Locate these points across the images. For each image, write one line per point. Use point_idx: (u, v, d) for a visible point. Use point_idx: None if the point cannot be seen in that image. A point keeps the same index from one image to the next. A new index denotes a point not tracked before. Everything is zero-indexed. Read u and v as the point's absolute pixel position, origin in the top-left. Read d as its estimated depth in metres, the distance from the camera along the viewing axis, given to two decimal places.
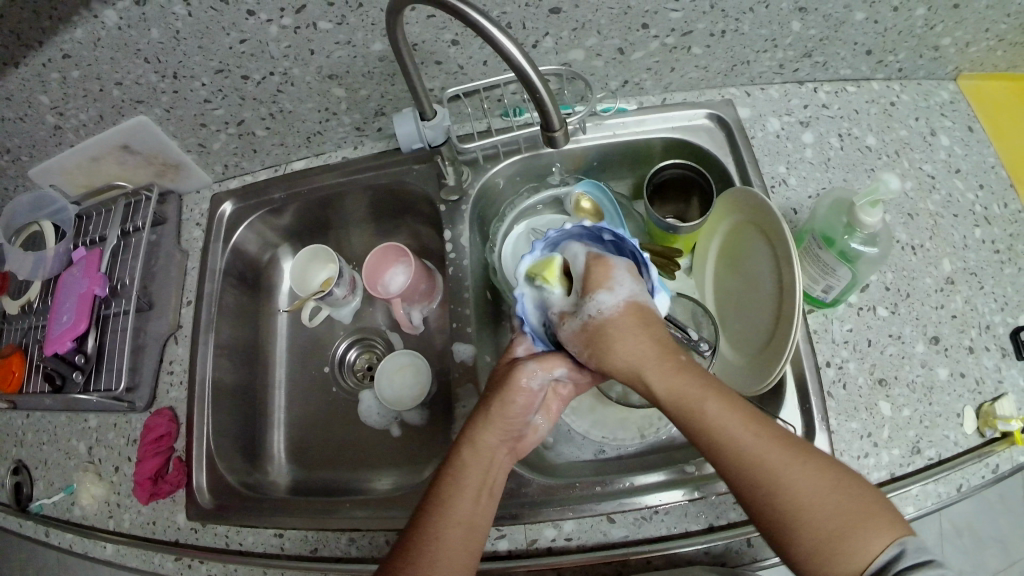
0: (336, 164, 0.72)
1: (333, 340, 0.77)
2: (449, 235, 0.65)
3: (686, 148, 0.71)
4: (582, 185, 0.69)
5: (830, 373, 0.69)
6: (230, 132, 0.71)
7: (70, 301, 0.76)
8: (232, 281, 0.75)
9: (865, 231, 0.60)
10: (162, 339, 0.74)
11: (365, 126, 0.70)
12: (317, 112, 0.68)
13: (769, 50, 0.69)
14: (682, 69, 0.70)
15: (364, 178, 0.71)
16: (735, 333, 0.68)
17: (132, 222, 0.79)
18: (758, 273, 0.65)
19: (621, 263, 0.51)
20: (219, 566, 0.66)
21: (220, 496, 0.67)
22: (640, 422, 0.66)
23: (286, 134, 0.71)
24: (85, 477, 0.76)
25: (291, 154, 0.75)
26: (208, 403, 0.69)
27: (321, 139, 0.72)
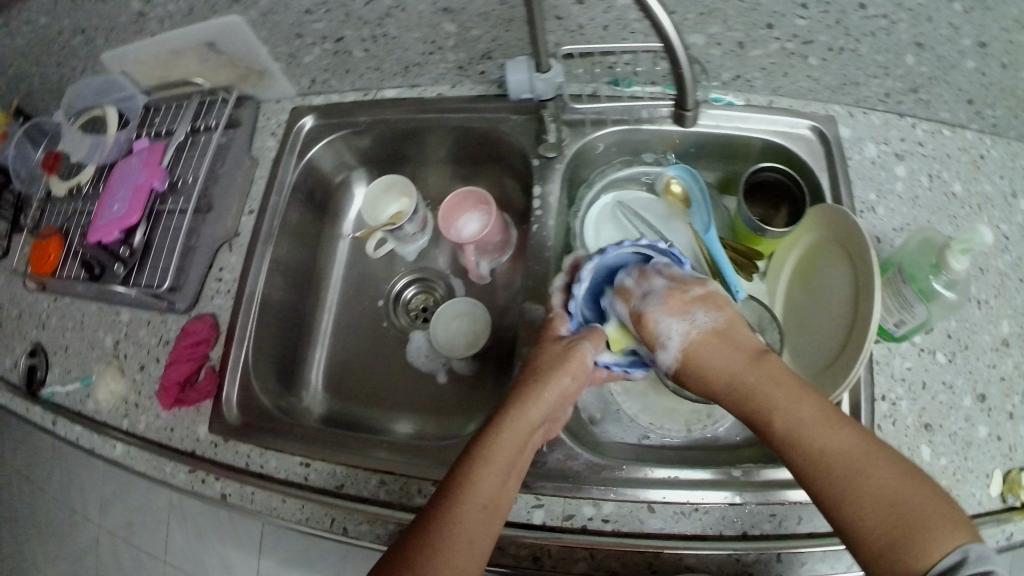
0: (428, 100, 0.70)
1: (393, 276, 0.76)
2: (538, 191, 0.65)
3: (781, 153, 0.71)
4: (674, 168, 0.67)
5: (882, 407, 0.68)
6: (326, 48, 0.66)
7: (124, 192, 0.74)
8: (300, 196, 0.73)
9: (951, 275, 0.59)
10: (216, 245, 0.72)
11: (467, 67, 0.67)
12: (421, 44, 0.64)
13: (878, 77, 0.66)
14: (793, 76, 0.69)
15: (452, 120, 0.70)
16: (799, 347, 0.69)
17: (202, 121, 0.76)
18: (834, 287, 0.65)
19: (658, 307, 0.52)
20: (235, 487, 0.63)
21: (250, 416, 0.65)
22: (688, 416, 0.66)
23: (385, 60, 0.67)
24: (106, 372, 0.74)
25: (385, 80, 0.71)
26: (254, 319, 0.67)
27: (418, 71, 0.69)
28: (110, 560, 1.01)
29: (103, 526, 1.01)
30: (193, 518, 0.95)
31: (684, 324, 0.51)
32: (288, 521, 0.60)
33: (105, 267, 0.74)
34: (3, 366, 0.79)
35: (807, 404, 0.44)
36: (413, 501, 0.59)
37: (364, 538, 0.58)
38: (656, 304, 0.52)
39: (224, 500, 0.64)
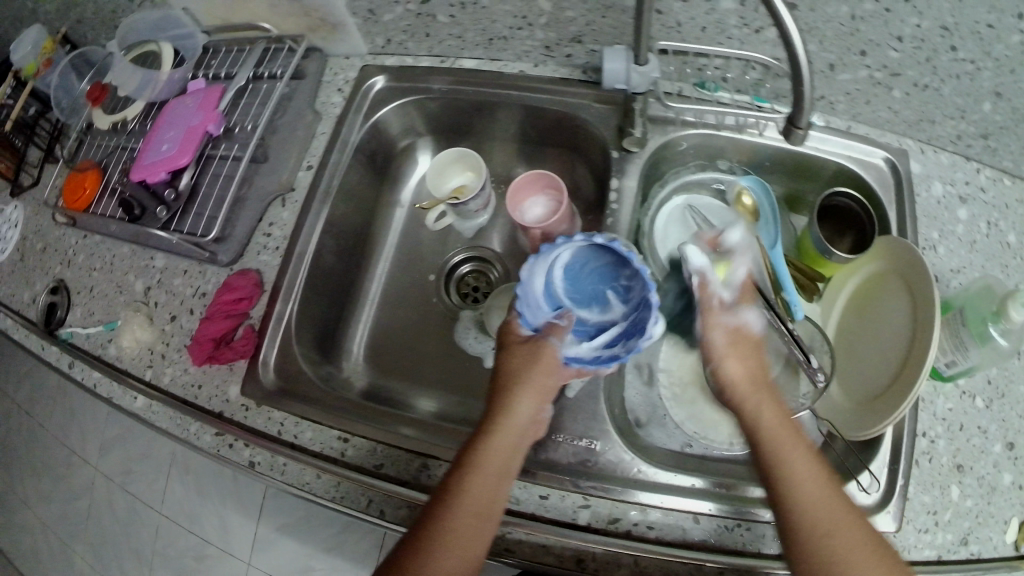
0: (509, 77, 0.68)
1: (449, 251, 0.74)
2: (617, 184, 0.63)
3: (852, 178, 0.71)
4: (747, 179, 0.67)
5: (921, 443, 0.69)
6: (409, 7, 0.64)
7: (176, 131, 0.70)
8: (362, 157, 0.71)
9: (1010, 325, 0.59)
10: (268, 198, 0.69)
11: (555, 48, 0.65)
12: (512, 18, 0.62)
13: (952, 119, 0.66)
14: (873, 105, 0.69)
15: (530, 99, 0.68)
16: (848, 373, 0.69)
17: (266, 68, 0.73)
18: (890, 320, 0.66)
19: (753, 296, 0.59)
20: (266, 456, 0.59)
21: (287, 380, 0.62)
22: (733, 430, 0.64)
23: (468, 29, 0.65)
24: (133, 318, 0.70)
25: (465, 50, 0.69)
26: (303, 279, 0.65)
27: (502, 46, 0.67)
28: (106, 505, 1.10)
29: (101, 470, 1.11)
30: (195, 475, 1.02)
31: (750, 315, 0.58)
32: (320, 499, 0.56)
33: (147, 208, 0.69)
34: (20, 298, 0.75)
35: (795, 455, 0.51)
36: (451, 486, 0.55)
37: (403, 523, 0.54)
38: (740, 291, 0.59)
39: (252, 468, 0.59)
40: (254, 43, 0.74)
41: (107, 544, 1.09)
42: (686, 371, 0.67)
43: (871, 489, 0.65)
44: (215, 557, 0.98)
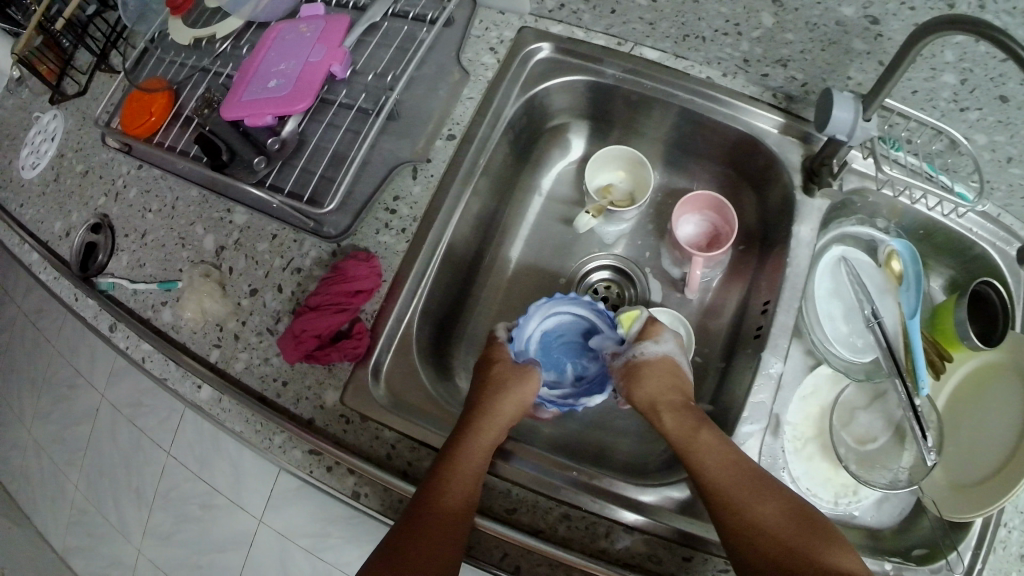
0: (693, 84, 0.59)
1: (587, 254, 0.67)
2: (797, 231, 0.56)
3: (989, 266, 0.66)
4: (899, 244, 0.65)
5: (999, 532, 0.60)
6: None
7: (286, 64, 0.57)
8: (511, 135, 0.62)
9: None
10: (393, 163, 0.57)
11: (753, 64, 0.56)
12: (722, 21, 0.53)
13: None
14: None
15: (705, 115, 0.60)
16: (954, 454, 0.65)
17: (406, 5, 0.60)
18: (1005, 414, 0.63)
19: (656, 356, 0.55)
20: (373, 486, 0.50)
21: (397, 393, 0.53)
22: (838, 488, 0.63)
23: (665, 17, 0.56)
24: (198, 283, 0.57)
25: (651, 38, 0.59)
26: (436, 270, 0.56)
27: (695, 45, 0.58)
28: (75, 445, 0.93)
29: (108, 397, 0.89)
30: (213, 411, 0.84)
31: (654, 348, 0.56)
32: None
33: (237, 154, 0.56)
34: (61, 229, 0.65)
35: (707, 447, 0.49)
36: (594, 544, 0.49)
37: None
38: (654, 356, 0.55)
39: (355, 500, 0.50)
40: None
41: (78, 492, 0.94)
42: (807, 425, 0.64)
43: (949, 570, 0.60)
44: (223, 509, 0.78)
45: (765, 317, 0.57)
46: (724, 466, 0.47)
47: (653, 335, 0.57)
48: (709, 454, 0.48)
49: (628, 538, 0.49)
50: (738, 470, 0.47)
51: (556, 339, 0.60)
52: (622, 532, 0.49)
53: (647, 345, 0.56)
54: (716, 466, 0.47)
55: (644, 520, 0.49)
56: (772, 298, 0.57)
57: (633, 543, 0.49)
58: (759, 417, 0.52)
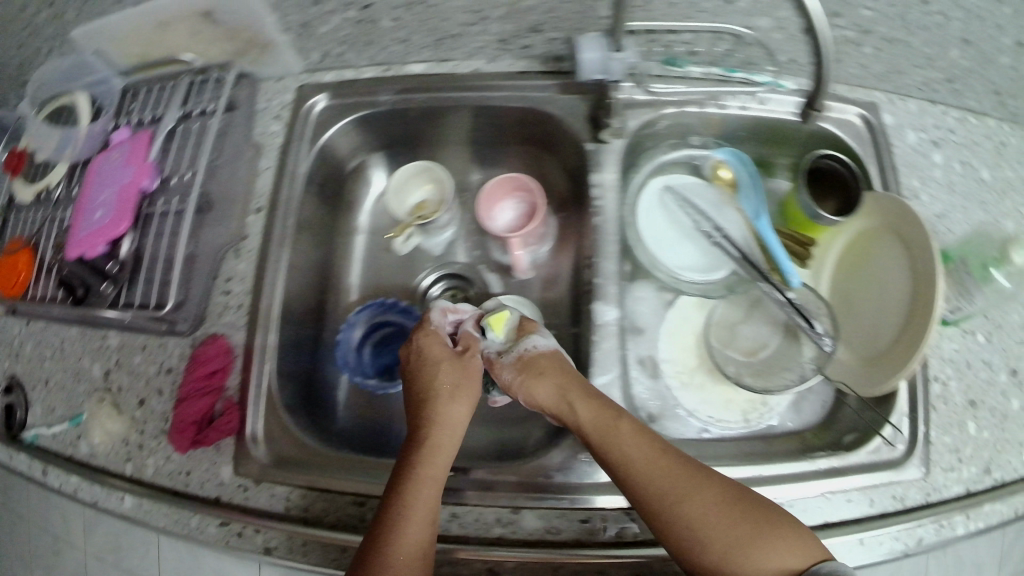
0: (459, 77, 0.64)
1: (420, 270, 0.71)
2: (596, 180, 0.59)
3: (831, 138, 0.71)
4: (723, 153, 0.69)
5: (934, 388, 0.69)
6: (348, 16, 0.59)
7: (105, 194, 0.64)
8: (314, 189, 0.67)
9: (1015, 268, 0.61)
10: (218, 253, 0.65)
11: (510, 40, 0.59)
12: (463, 13, 0.57)
13: (921, 67, 0.70)
14: (845, 62, 0.71)
15: (484, 98, 0.63)
16: (850, 331, 0.67)
17: (195, 104, 0.67)
18: (886, 278, 0.65)
19: (545, 351, 0.57)
20: (282, 538, 0.54)
21: (277, 450, 0.58)
22: (744, 406, 0.66)
23: (415, 30, 0.60)
24: (98, 411, 0.64)
25: (410, 56, 0.64)
26: (275, 333, 0.62)
27: (452, 45, 0.62)
28: None
29: None
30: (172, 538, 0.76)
31: (542, 343, 0.58)
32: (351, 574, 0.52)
33: (90, 287, 0.63)
34: None
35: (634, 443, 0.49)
36: (490, 532, 0.51)
37: None
38: (542, 350, 0.58)
39: (269, 556, 0.54)
40: (177, 78, 0.69)
41: None
42: (688, 357, 0.68)
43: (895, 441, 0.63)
44: None
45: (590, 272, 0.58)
46: (650, 456, 0.48)
47: (529, 332, 0.59)
48: (633, 447, 0.49)
49: (520, 517, 0.52)
50: (665, 458, 0.48)
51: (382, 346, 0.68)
52: (513, 512, 0.52)
53: (533, 338, 0.59)
54: (646, 461, 0.48)
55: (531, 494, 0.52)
56: (592, 250, 0.59)
57: (525, 518, 0.51)
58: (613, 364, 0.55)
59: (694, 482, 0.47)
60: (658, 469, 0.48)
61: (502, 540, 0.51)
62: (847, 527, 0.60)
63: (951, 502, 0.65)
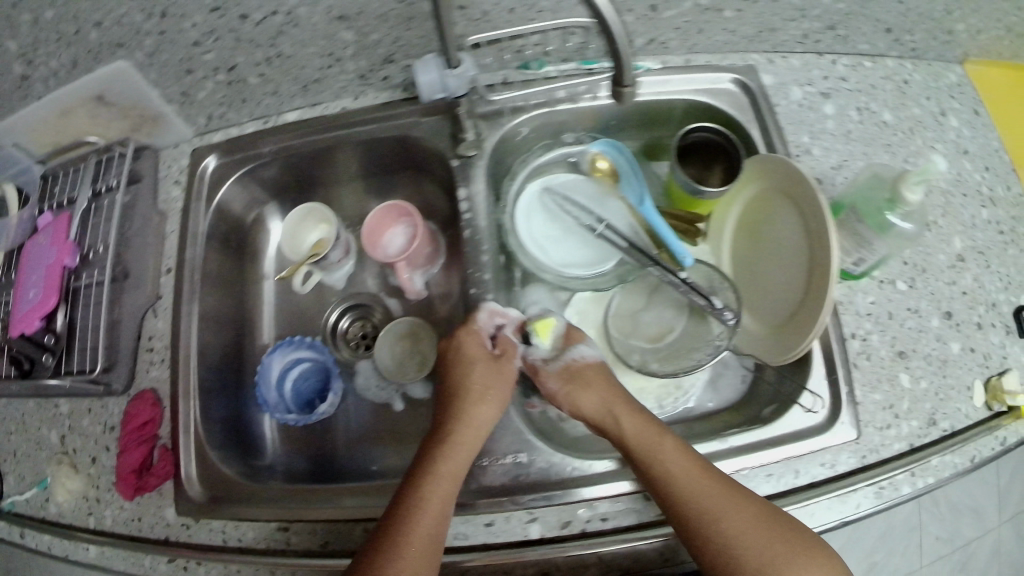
0: (332, 117, 0.76)
1: (325, 309, 0.83)
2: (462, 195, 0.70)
3: (712, 110, 0.76)
4: (599, 145, 0.76)
5: (854, 346, 0.68)
6: (218, 79, 0.71)
7: (35, 275, 0.70)
8: (215, 245, 0.78)
9: (907, 206, 0.59)
10: (139, 313, 0.74)
11: (369, 74, 0.72)
12: (319, 58, 0.69)
13: (795, 19, 0.72)
14: (708, 32, 0.73)
15: (363, 131, 0.75)
16: (756, 301, 0.72)
17: (103, 181, 0.76)
18: (781, 241, 0.69)
19: (598, 364, 0.69)
20: (220, 568, 0.65)
21: (214, 488, 0.68)
22: (658, 393, 0.73)
23: (281, 81, 0.72)
24: (59, 471, 0.70)
25: (283, 104, 0.77)
26: (196, 393, 0.71)
27: (317, 88, 0.74)
28: None
29: None
30: None
31: (583, 355, 0.69)
32: None
33: (36, 360, 0.69)
34: None
35: (671, 458, 0.58)
36: None
37: None
38: (592, 361, 0.69)
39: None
40: (83, 160, 0.76)
41: None
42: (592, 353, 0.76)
43: (817, 408, 0.65)
44: None
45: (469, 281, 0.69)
46: (687, 469, 0.57)
47: (574, 346, 0.69)
48: (673, 460, 0.58)
49: None
50: (698, 468, 0.57)
51: (296, 382, 0.79)
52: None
53: (579, 347, 0.69)
54: (684, 473, 0.57)
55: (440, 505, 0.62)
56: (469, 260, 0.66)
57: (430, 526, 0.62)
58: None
59: (728, 496, 0.55)
60: (695, 481, 0.56)
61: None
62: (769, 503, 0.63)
63: (890, 458, 0.66)
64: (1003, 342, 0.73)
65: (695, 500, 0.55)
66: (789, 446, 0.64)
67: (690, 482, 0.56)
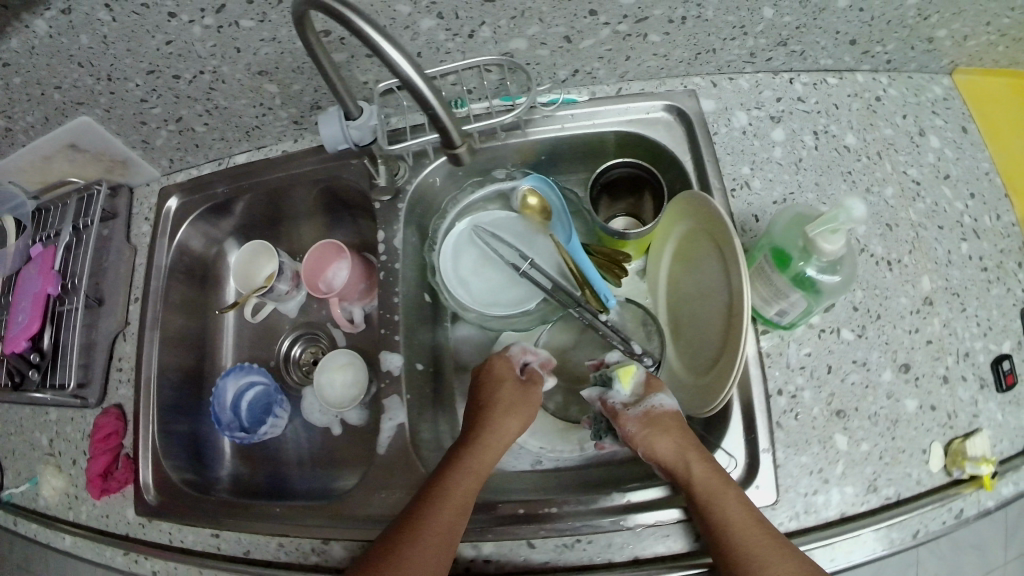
0: (279, 160, 0.86)
1: (281, 336, 0.94)
2: (383, 237, 0.78)
3: (645, 141, 0.76)
4: (529, 181, 0.79)
5: (780, 402, 0.61)
6: (170, 128, 0.81)
7: (23, 301, 0.81)
8: (178, 274, 0.90)
9: (825, 257, 0.51)
10: (112, 336, 0.85)
11: (304, 120, 0.82)
12: (253, 108, 0.78)
13: (737, 37, 0.68)
14: (641, 57, 0.71)
15: (309, 174, 0.85)
16: (683, 345, 0.71)
17: (83, 218, 0.88)
18: (705, 284, 0.66)
19: (671, 406, 0.65)
20: (162, 564, 0.74)
21: (166, 494, 0.77)
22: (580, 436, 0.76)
23: (224, 129, 0.83)
24: (46, 470, 0.81)
25: (232, 147, 0.88)
26: (154, 405, 0.81)
27: (260, 132, 0.84)
28: None
29: None
30: None
31: (661, 401, 0.65)
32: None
33: (24, 374, 0.80)
34: None
35: (734, 509, 0.55)
36: (310, 559, 0.68)
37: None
38: (668, 407, 0.65)
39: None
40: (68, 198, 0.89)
41: None
42: None
43: (728, 470, 0.60)
44: None
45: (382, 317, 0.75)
46: (748, 523, 0.54)
47: (653, 395, 0.66)
48: (734, 512, 0.55)
49: (330, 546, 0.67)
50: (766, 532, 0.54)
51: (248, 404, 0.87)
52: (323, 543, 0.68)
53: (659, 396, 0.66)
54: (742, 526, 0.54)
55: (344, 529, 0.67)
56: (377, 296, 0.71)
57: (334, 548, 0.67)
58: (398, 409, 0.71)
59: (787, 560, 0.52)
60: (757, 538, 0.53)
61: (298, 566, 0.68)
62: (662, 562, 0.61)
63: (814, 526, 0.58)
64: (974, 399, 0.62)
65: (755, 557, 0.52)
66: (678, 509, 0.61)
67: (748, 538, 0.53)
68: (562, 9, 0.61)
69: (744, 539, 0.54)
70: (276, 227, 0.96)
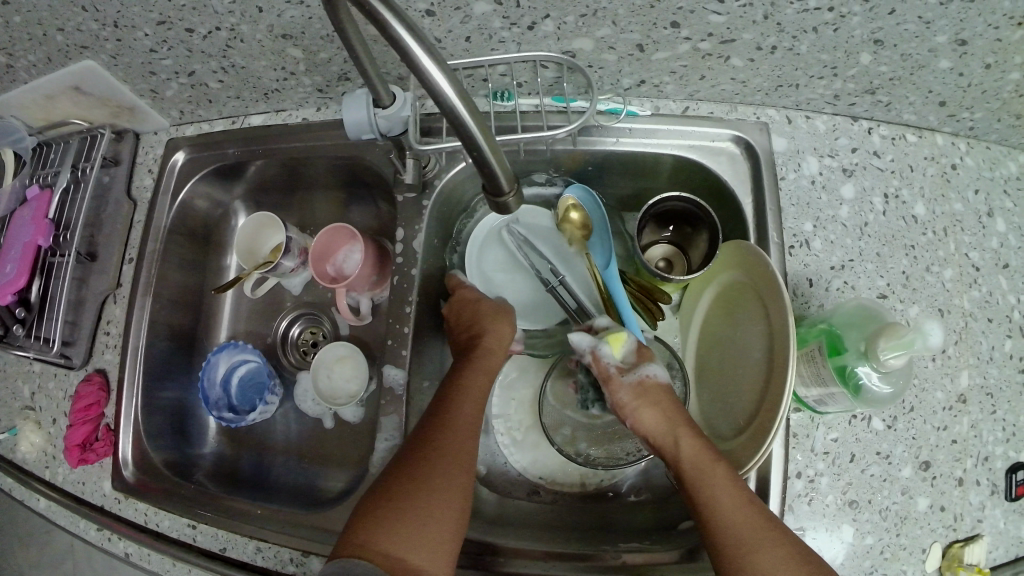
0: (299, 128, 0.79)
1: (281, 314, 0.89)
2: (401, 236, 0.72)
3: (704, 173, 0.70)
4: (575, 192, 0.72)
5: (796, 485, 0.60)
6: (182, 82, 0.74)
7: (13, 248, 0.75)
8: (178, 236, 0.84)
9: (882, 368, 0.48)
10: (101, 297, 0.80)
11: (330, 89, 0.74)
12: (275, 71, 0.71)
13: (825, 77, 0.61)
14: (711, 79, 0.64)
15: (331, 154, 0.79)
16: (710, 396, 0.67)
17: (84, 162, 0.80)
18: (743, 341, 0.61)
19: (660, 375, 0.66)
20: (135, 546, 0.72)
21: (145, 473, 0.75)
22: (582, 472, 0.73)
23: (242, 88, 0.75)
24: (24, 426, 0.79)
25: (249, 107, 0.80)
26: (140, 381, 0.77)
27: (281, 96, 0.77)
28: None
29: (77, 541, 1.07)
30: None
31: (653, 372, 0.66)
32: None
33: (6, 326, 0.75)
34: None
35: (718, 482, 0.54)
36: (286, 568, 0.67)
37: None
38: (655, 374, 0.66)
39: (128, 557, 0.73)
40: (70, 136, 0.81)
41: None
42: (524, 415, 0.76)
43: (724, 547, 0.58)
44: None
45: (389, 326, 0.71)
46: (731, 496, 0.53)
47: (644, 366, 0.66)
48: (718, 484, 0.54)
49: (308, 559, 0.66)
50: (751, 507, 0.52)
51: (235, 384, 0.83)
52: (302, 556, 0.66)
53: (651, 366, 0.66)
54: (724, 499, 0.53)
55: (324, 546, 0.65)
56: None
57: (313, 561, 0.66)
58: (392, 430, 0.68)
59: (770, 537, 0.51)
60: (738, 511, 0.52)
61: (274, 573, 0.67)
62: None
63: None
64: (982, 504, 0.61)
65: (732, 529, 0.52)
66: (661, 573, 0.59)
67: (729, 510, 0.52)
68: (642, 15, 0.54)
69: (722, 510, 0.53)
70: (290, 197, 0.90)
